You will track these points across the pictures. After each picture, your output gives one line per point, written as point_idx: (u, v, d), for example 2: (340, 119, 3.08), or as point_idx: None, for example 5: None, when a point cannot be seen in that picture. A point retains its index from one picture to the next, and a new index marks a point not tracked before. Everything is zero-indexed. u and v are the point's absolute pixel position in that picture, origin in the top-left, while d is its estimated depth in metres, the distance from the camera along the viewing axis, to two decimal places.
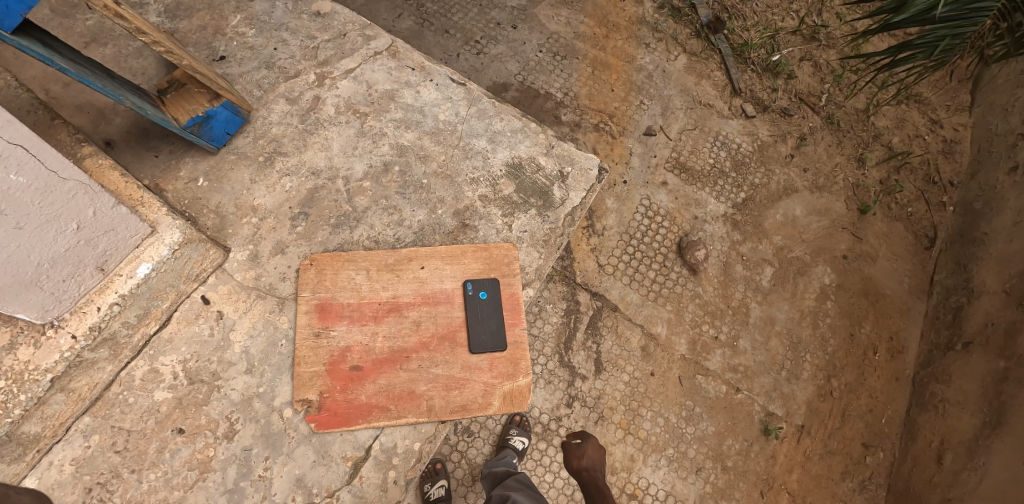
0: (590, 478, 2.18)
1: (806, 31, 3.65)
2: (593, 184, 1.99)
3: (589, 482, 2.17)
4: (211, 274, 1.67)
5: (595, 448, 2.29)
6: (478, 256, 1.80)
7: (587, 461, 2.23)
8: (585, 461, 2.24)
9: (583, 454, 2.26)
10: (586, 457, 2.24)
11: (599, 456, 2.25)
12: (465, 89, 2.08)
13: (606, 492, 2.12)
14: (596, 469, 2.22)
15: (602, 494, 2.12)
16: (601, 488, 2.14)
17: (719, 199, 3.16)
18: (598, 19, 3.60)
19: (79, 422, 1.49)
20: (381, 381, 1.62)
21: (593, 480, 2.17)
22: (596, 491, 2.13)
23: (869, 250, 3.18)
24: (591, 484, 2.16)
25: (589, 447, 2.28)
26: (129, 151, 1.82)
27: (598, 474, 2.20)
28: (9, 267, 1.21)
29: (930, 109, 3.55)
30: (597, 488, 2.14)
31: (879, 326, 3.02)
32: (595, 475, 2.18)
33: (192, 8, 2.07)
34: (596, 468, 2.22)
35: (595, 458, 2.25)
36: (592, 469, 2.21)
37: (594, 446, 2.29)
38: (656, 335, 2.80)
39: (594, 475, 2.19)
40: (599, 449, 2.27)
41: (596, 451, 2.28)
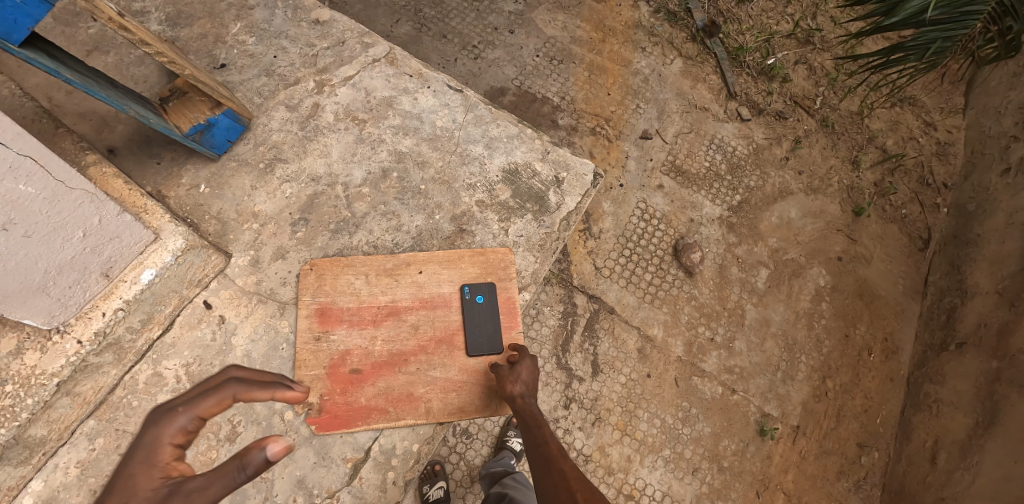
0: (523, 408, 1.56)
1: (800, 35, 3.70)
2: (589, 189, 2.02)
3: (523, 413, 1.54)
4: (213, 279, 1.71)
5: (531, 371, 1.65)
6: (476, 260, 1.83)
7: (519, 387, 1.60)
8: (520, 385, 1.60)
9: (516, 378, 1.62)
10: (517, 378, 1.62)
11: (532, 382, 1.62)
12: (463, 95, 2.11)
13: (544, 420, 1.50)
14: (529, 397, 1.60)
15: (538, 429, 1.48)
16: (535, 420, 1.51)
17: (714, 202, 3.20)
18: (594, 23, 3.64)
19: (84, 425, 1.53)
20: (381, 383, 1.66)
21: (525, 408, 1.55)
22: (531, 424, 1.49)
23: (862, 252, 3.22)
24: (523, 413, 1.53)
25: (521, 370, 1.63)
26: (132, 158, 1.85)
27: (530, 402, 1.58)
28: (17, 275, 1.24)
29: (923, 112, 3.59)
30: (532, 419, 1.51)
31: (873, 327, 3.06)
32: (529, 405, 1.56)
33: (193, 17, 2.11)
34: (531, 396, 1.59)
35: (527, 386, 1.61)
36: (524, 398, 1.57)
37: (530, 370, 1.65)
38: (652, 337, 2.84)
39: (527, 403, 1.56)
40: (536, 374, 1.64)
41: (530, 379, 1.63)
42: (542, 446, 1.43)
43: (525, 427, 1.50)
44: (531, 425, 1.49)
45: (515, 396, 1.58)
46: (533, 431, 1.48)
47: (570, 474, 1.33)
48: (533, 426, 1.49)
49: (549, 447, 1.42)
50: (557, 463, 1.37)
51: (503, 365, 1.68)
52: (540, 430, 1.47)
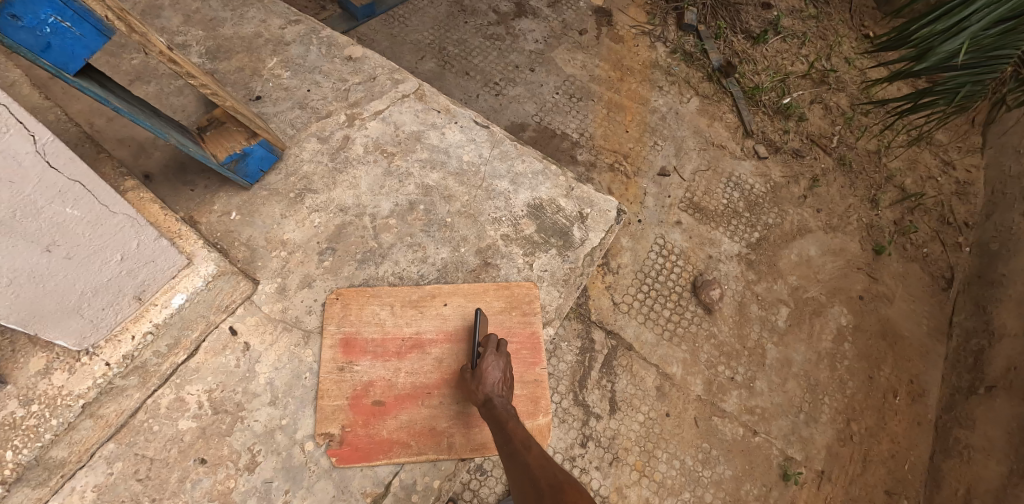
0: (491, 411, 1.54)
1: (815, 75, 3.82)
2: (613, 225, 2.03)
3: (491, 418, 1.53)
4: (240, 306, 1.70)
5: (503, 364, 1.63)
6: (500, 294, 1.84)
7: (487, 389, 1.57)
8: (485, 389, 1.57)
9: (482, 380, 1.58)
10: (484, 380, 1.58)
11: (502, 380, 1.59)
12: (489, 131, 2.16)
13: (508, 421, 1.50)
14: (499, 396, 1.57)
15: (506, 429, 1.48)
16: (505, 422, 1.50)
17: (733, 239, 3.19)
18: (613, 63, 3.74)
19: (104, 448, 1.49)
20: (403, 416, 1.64)
21: (493, 412, 1.53)
22: (498, 427, 1.50)
23: (885, 290, 3.17)
24: (492, 419, 1.52)
25: (488, 367, 1.60)
26: (167, 185, 1.89)
27: (501, 401, 1.56)
28: (54, 296, 1.25)
29: (942, 151, 3.64)
30: (501, 423, 1.50)
31: (898, 369, 2.98)
32: (498, 406, 1.53)
33: (232, 51, 2.20)
34: (501, 397, 1.57)
35: (501, 385, 1.59)
36: (496, 400, 1.56)
37: (499, 363, 1.62)
38: (671, 375, 2.78)
39: (495, 405, 1.54)
40: (504, 370, 1.61)
41: (501, 374, 1.60)
42: (509, 443, 1.45)
43: (495, 431, 1.50)
44: (501, 427, 1.49)
45: (487, 399, 1.56)
46: (505, 432, 1.48)
47: (534, 466, 1.37)
48: (502, 428, 1.49)
49: (515, 443, 1.44)
50: (523, 455, 1.41)
51: (469, 377, 1.62)
52: (508, 431, 1.48)
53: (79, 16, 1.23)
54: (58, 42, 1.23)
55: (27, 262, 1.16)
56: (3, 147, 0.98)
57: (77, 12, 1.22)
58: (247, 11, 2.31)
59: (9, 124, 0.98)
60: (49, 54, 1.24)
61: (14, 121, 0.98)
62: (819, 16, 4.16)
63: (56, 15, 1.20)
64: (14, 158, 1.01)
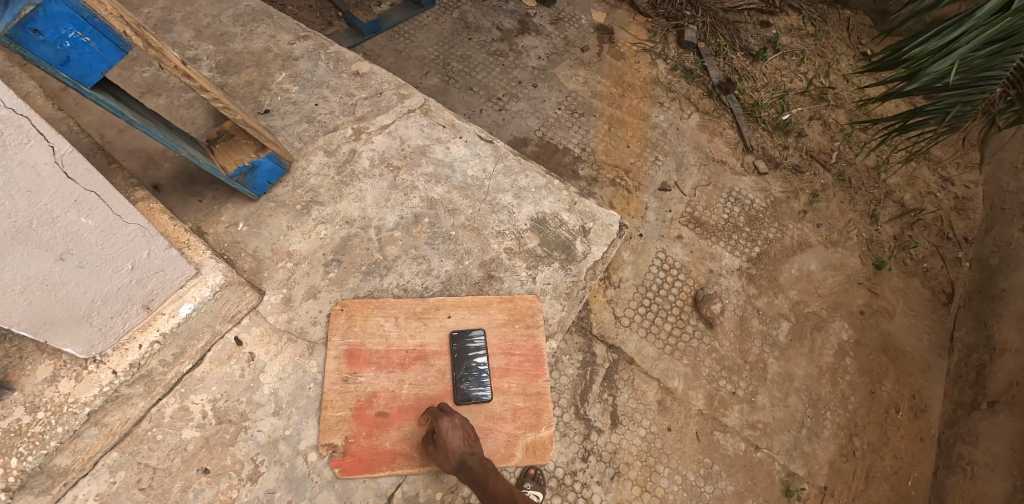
0: (471, 475, 1.48)
1: (814, 92, 3.91)
2: (614, 239, 2.05)
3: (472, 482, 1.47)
4: (246, 316, 1.72)
5: (459, 420, 1.57)
6: (504, 306, 1.85)
7: (456, 455, 1.50)
8: (456, 457, 1.50)
9: (447, 448, 1.51)
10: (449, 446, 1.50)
11: (464, 439, 1.52)
12: (493, 146, 2.19)
13: (489, 478, 1.47)
14: (469, 456, 1.51)
15: (489, 487, 1.45)
16: (485, 480, 1.46)
17: (734, 253, 3.21)
18: (615, 79, 3.80)
19: (107, 457, 1.50)
20: (406, 428, 1.65)
21: (472, 475, 1.48)
22: (483, 488, 1.45)
23: (886, 305, 3.19)
24: (474, 482, 1.47)
25: (446, 434, 1.52)
26: (176, 195, 1.93)
27: (474, 460, 1.50)
28: (65, 303, 1.27)
29: (940, 167, 3.70)
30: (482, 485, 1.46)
31: (900, 384, 2.98)
32: (475, 468, 1.48)
33: (242, 66, 2.26)
34: (473, 454, 1.51)
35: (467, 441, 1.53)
36: (469, 461, 1.50)
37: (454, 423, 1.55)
38: (673, 389, 2.78)
39: (472, 468, 1.48)
40: (462, 425, 1.55)
41: (461, 432, 1.54)
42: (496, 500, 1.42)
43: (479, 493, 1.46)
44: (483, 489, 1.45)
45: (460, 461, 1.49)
46: (490, 491, 1.44)
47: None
48: (485, 488, 1.45)
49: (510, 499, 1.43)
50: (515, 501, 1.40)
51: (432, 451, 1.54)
52: (492, 489, 1.44)
53: (99, 32, 1.27)
54: (76, 56, 1.27)
55: (40, 270, 1.17)
56: (24, 157, 1.01)
57: (97, 28, 1.26)
58: (257, 27, 2.37)
59: (31, 135, 1.00)
60: (68, 67, 1.27)
61: (36, 133, 1.01)
62: (817, 34, 4.26)
63: (76, 30, 1.23)
64: (33, 168, 1.03)
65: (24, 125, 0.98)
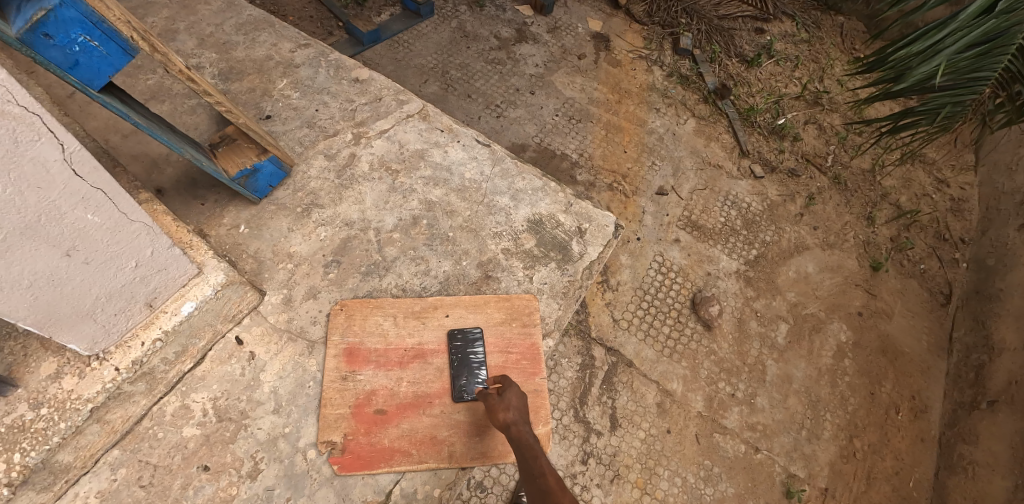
0: (519, 437, 1.54)
1: (808, 96, 3.97)
2: (610, 240, 2.08)
3: (519, 445, 1.52)
4: (246, 316, 1.75)
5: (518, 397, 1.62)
6: (501, 305, 1.87)
7: (511, 416, 1.57)
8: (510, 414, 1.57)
9: (506, 408, 1.58)
10: (511, 405, 1.59)
11: (523, 411, 1.59)
12: (490, 149, 2.23)
13: (540, 451, 1.51)
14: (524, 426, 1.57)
15: (536, 460, 1.48)
16: (530, 448, 1.51)
17: (731, 256, 3.24)
18: (611, 86, 3.86)
19: (109, 454, 1.53)
20: (404, 425, 1.66)
21: (521, 439, 1.53)
22: (529, 455, 1.50)
23: (883, 306, 3.21)
24: (521, 445, 1.52)
25: (508, 401, 1.59)
26: (179, 199, 1.97)
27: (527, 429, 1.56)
28: (70, 299, 1.30)
29: (935, 169, 3.75)
30: (527, 450, 1.51)
31: (899, 385, 2.99)
32: (525, 434, 1.54)
33: (244, 73, 2.31)
34: (525, 425, 1.57)
35: (516, 410, 1.59)
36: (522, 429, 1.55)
37: (519, 397, 1.62)
38: (671, 391, 2.80)
39: (525, 433, 1.54)
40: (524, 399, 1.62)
41: (520, 407, 1.60)
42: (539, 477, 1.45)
43: (525, 459, 1.50)
44: (525, 458, 1.49)
45: (507, 425, 1.56)
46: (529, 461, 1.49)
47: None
48: (530, 458, 1.49)
49: (549, 478, 1.45)
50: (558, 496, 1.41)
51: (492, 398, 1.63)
52: (539, 463, 1.48)
53: (107, 36, 1.31)
54: (84, 59, 1.31)
55: (47, 266, 1.20)
56: (34, 154, 1.04)
57: (105, 33, 1.30)
58: (259, 35, 2.43)
59: (42, 133, 1.03)
60: (76, 70, 1.31)
61: (46, 130, 1.04)
62: (811, 40, 4.32)
63: (85, 35, 1.27)
64: (42, 165, 1.06)
65: (35, 123, 1.01)
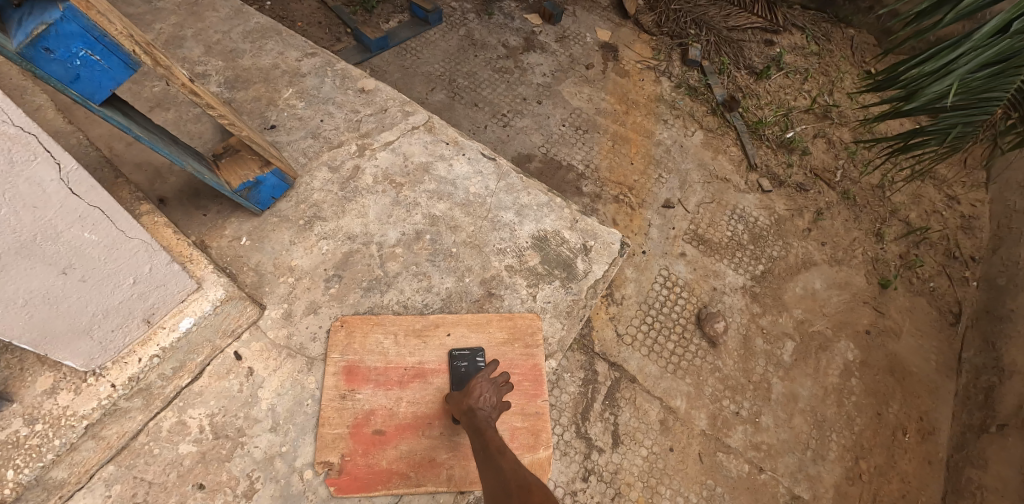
0: (472, 420, 1.52)
1: (817, 110, 3.93)
2: (616, 258, 2.05)
3: (472, 425, 1.50)
4: (246, 330, 1.73)
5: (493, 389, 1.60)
6: (503, 325, 1.84)
7: (473, 402, 1.55)
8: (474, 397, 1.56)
9: (472, 392, 1.57)
10: (471, 393, 1.57)
11: (491, 401, 1.57)
12: (496, 163, 2.21)
13: (489, 433, 1.47)
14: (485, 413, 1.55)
15: (483, 438, 1.45)
16: (483, 430, 1.48)
17: (737, 271, 3.20)
18: (619, 97, 3.83)
19: (103, 470, 1.50)
20: (403, 446, 1.63)
21: (474, 420, 1.51)
22: (478, 433, 1.47)
23: (891, 325, 3.16)
24: (473, 424, 1.50)
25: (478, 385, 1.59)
26: (181, 209, 1.95)
27: (484, 416, 1.53)
28: (66, 317, 1.28)
29: (945, 186, 3.71)
30: (477, 432, 1.48)
31: (907, 406, 2.94)
32: (480, 417, 1.51)
33: (250, 82, 2.30)
34: (487, 412, 1.54)
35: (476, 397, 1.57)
36: (479, 411, 1.53)
37: (491, 386, 1.60)
38: (675, 408, 2.75)
39: (479, 417, 1.52)
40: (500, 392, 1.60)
41: (492, 397, 1.58)
42: (485, 449, 1.42)
43: (474, 439, 1.47)
44: (475, 438, 1.46)
45: (465, 412, 1.55)
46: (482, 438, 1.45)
47: (507, 474, 1.31)
48: (479, 436, 1.46)
49: (492, 451, 1.41)
50: (496, 463, 1.36)
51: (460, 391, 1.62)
52: (486, 439, 1.44)
53: (109, 50, 1.29)
54: (86, 74, 1.30)
55: (42, 285, 1.18)
56: (30, 174, 1.02)
57: (108, 47, 1.28)
58: (266, 44, 2.42)
59: (38, 153, 1.02)
60: (78, 84, 1.30)
61: (43, 150, 1.02)
62: (821, 53, 4.29)
63: (87, 49, 1.26)
64: (38, 184, 1.05)
65: (31, 142, 1.00)
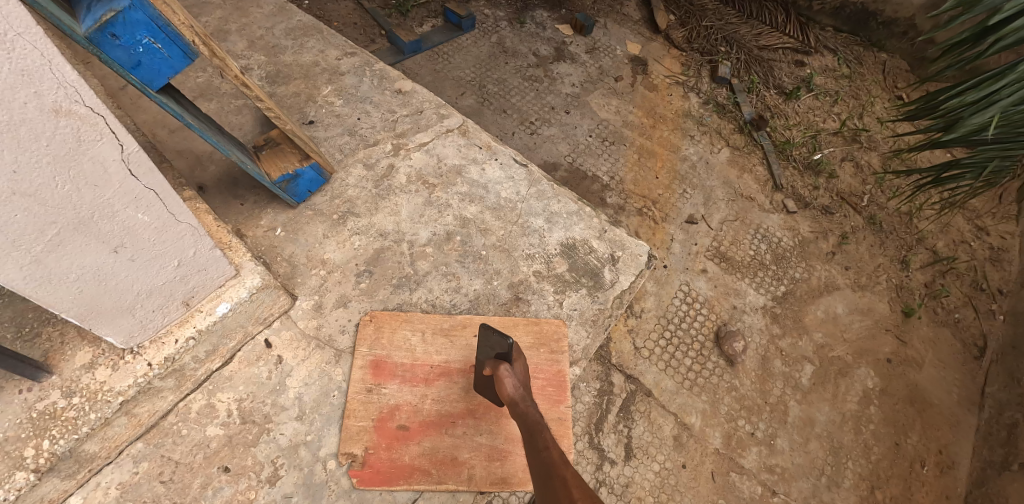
0: (523, 413, 1.41)
1: (847, 133, 3.91)
2: (643, 269, 2.05)
3: (524, 420, 1.40)
4: (277, 319, 1.76)
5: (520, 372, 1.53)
6: (530, 329, 1.85)
7: (516, 393, 1.44)
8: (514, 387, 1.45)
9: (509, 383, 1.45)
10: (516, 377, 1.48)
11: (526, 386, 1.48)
12: (528, 170, 2.23)
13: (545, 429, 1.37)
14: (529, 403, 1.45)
15: (540, 436, 1.34)
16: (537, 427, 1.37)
17: (758, 291, 3.18)
18: (646, 110, 3.84)
19: (133, 446, 1.55)
20: (426, 443, 1.64)
21: (525, 415, 1.40)
22: (533, 430, 1.36)
23: (913, 355, 3.12)
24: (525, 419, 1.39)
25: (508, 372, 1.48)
26: (219, 197, 2.00)
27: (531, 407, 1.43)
28: (113, 295, 1.32)
29: (974, 217, 3.66)
30: (534, 427, 1.37)
31: (926, 438, 2.89)
32: (530, 410, 1.41)
33: (291, 77, 2.35)
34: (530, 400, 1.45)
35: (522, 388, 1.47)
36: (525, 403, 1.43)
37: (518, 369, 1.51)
38: (689, 425, 2.73)
39: (528, 410, 1.41)
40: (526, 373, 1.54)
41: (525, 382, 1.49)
42: (545, 451, 1.31)
43: (529, 438, 1.36)
44: (532, 433, 1.36)
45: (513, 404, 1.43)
46: (536, 438, 1.35)
47: (573, 483, 1.20)
48: (536, 435, 1.35)
49: (551, 453, 1.30)
50: (558, 469, 1.25)
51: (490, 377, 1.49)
52: (542, 439, 1.34)
53: (170, 39, 1.33)
54: (146, 60, 1.34)
55: (94, 262, 1.22)
56: (94, 153, 1.05)
57: (169, 36, 1.33)
58: (307, 41, 2.48)
59: (104, 133, 1.04)
60: (138, 70, 1.35)
61: (109, 131, 1.05)
62: (852, 76, 4.26)
63: (150, 37, 1.30)
64: (101, 164, 1.07)
65: (99, 123, 1.02)
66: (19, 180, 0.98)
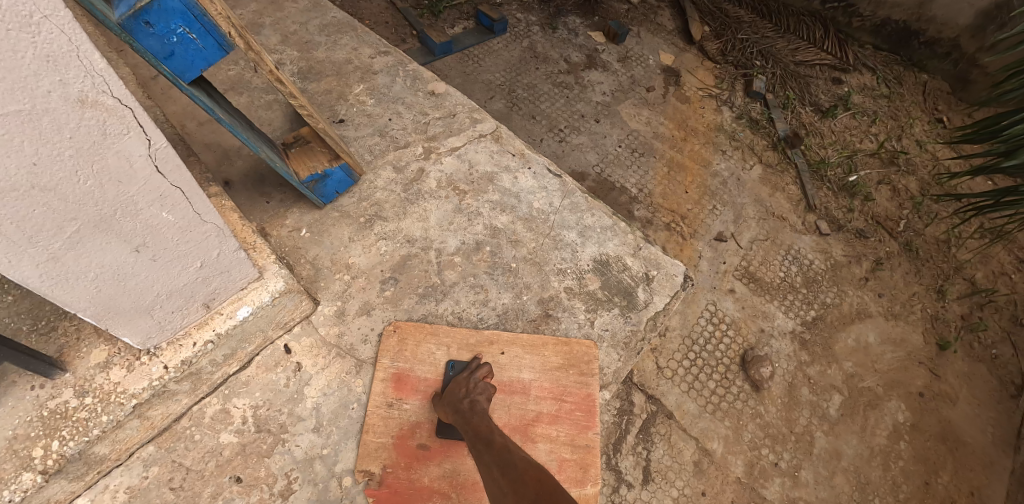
0: (461, 413, 1.49)
1: (885, 154, 3.76)
2: (678, 291, 1.95)
3: (461, 418, 1.48)
4: (298, 324, 1.70)
5: (475, 378, 1.61)
6: (559, 350, 1.77)
7: (458, 396, 1.55)
8: (459, 392, 1.56)
9: (453, 390, 1.57)
10: (454, 390, 1.56)
11: (472, 389, 1.57)
12: (562, 181, 2.15)
13: (478, 421, 1.45)
14: (474, 401, 1.53)
15: (472, 430, 1.43)
16: (471, 422, 1.45)
17: (788, 315, 3.06)
18: (678, 122, 3.74)
19: (143, 449, 1.50)
20: (446, 465, 1.57)
21: (462, 414, 1.49)
22: (466, 427, 1.44)
23: (948, 390, 2.97)
24: (462, 418, 1.48)
25: (458, 382, 1.59)
26: (245, 193, 1.95)
27: (472, 405, 1.51)
28: (131, 295, 1.26)
29: (1018, 248, 3.49)
30: (466, 423, 1.45)
31: (958, 479, 2.74)
32: (467, 409, 1.50)
33: (322, 74, 2.30)
34: (472, 399, 1.53)
35: (468, 391, 1.56)
36: (467, 404, 1.52)
37: (469, 377, 1.61)
38: (711, 451, 2.62)
39: (466, 408, 1.50)
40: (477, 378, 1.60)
41: (473, 385, 1.58)
42: (476, 442, 1.39)
43: (466, 433, 1.44)
44: (466, 428, 1.44)
45: (456, 406, 1.52)
46: (471, 433, 1.42)
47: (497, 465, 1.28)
48: (469, 429, 1.43)
49: (481, 442, 1.38)
50: (486, 454, 1.33)
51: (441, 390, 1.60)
52: (475, 432, 1.42)
53: (206, 30, 1.28)
54: (180, 50, 1.29)
55: (115, 261, 1.16)
56: (120, 148, 0.97)
57: (205, 26, 1.27)
58: (341, 39, 2.43)
59: (131, 127, 0.96)
60: (171, 61, 1.30)
61: (136, 125, 0.97)
62: (892, 96, 4.12)
63: (185, 27, 1.25)
64: (127, 159, 1.00)
65: (126, 116, 0.94)
66: (39, 174, 0.91)
